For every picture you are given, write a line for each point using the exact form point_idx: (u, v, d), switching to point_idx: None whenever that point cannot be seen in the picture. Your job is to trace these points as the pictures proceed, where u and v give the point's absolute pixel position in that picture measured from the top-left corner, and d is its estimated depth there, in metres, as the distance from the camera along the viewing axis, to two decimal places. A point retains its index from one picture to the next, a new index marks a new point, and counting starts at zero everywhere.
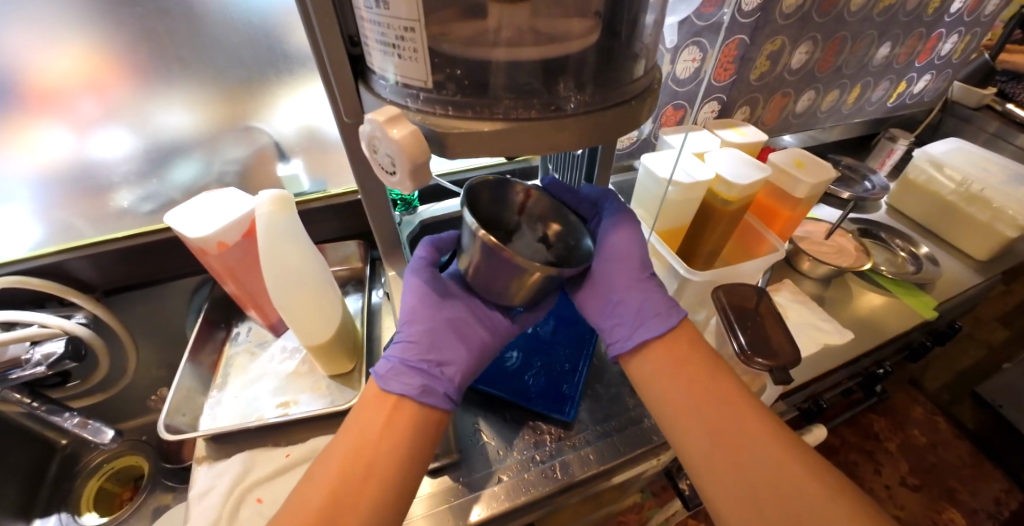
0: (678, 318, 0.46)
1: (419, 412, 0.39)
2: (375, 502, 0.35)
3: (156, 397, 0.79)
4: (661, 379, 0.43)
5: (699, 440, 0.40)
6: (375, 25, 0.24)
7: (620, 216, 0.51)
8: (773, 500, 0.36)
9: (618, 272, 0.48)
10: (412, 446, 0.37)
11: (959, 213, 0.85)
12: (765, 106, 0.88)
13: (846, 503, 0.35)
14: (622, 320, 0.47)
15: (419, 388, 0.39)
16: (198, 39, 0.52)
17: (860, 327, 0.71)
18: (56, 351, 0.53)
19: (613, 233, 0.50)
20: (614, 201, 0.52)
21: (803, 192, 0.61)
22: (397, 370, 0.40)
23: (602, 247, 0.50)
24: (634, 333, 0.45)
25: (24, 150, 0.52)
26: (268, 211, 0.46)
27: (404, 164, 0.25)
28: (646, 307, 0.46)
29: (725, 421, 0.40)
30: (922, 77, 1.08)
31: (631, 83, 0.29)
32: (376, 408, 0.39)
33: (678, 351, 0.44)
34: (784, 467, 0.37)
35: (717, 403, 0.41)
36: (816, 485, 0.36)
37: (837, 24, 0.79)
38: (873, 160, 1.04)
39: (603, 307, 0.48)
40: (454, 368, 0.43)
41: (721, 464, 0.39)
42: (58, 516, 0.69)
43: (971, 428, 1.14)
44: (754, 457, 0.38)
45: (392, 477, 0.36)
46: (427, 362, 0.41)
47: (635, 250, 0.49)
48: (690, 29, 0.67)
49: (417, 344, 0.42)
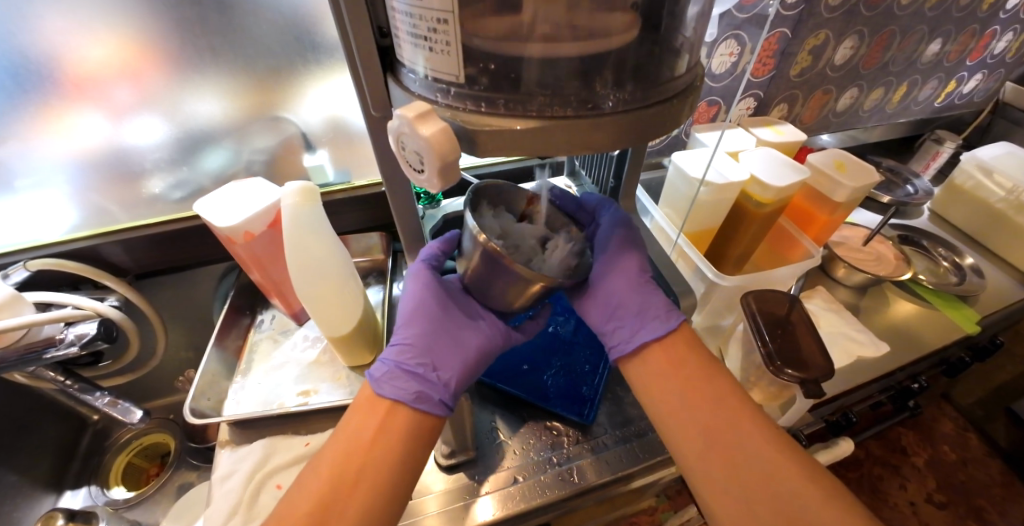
0: (677, 322, 0.44)
1: (414, 418, 0.38)
2: (369, 504, 0.35)
3: (184, 379, 0.81)
4: (659, 381, 0.42)
5: (695, 443, 0.39)
6: (406, 16, 0.23)
7: (620, 219, 0.49)
8: (768, 505, 0.35)
9: (618, 275, 0.46)
10: (406, 451, 0.37)
11: (1008, 222, 0.80)
12: (804, 104, 0.85)
13: (842, 508, 0.34)
14: (622, 321, 0.45)
15: (414, 394, 0.38)
16: (227, 28, 0.52)
17: (894, 339, 0.67)
18: (89, 332, 0.54)
19: (610, 239, 0.48)
20: (611, 205, 0.51)
21: (843, 196, 0.58)
22: (393, 374, 0.40)
23: (601, 255, 0.47)
24: (635, 335, 0.44)
25: (62, 134, 0.53)
26: (293, 202, 0.46)
27: (433, 163, 0.24)
28: (645, 309, 0.44)
29: (722, 422, 0.39)
30: (973, 76, 1.01)
31: (672, 80, 0.28)
32: (370, 412, 0.39)
33: (677, 354, 0.43)
34: (779, 470, 0.36)
35: (713, 406, 0.40)
36: (812, 488, 0.35)
37: (886, 19, 0.75)
38: (916, 162, 0.99)
39: (601, 310, 0.46)
40: (449, 372, 0.41)
41: (719, 470, 0.37)
42: (88, 488, 0.73)
43: (1003, 446, 1.09)
44: (750, 461, 0.37)
45: (384, 477, 0.36)
46: (422, 367, 0.41)
47: (637, 255, 0.47)
48: (729, 22, 0.65)
49: (412, 348, 0.42)
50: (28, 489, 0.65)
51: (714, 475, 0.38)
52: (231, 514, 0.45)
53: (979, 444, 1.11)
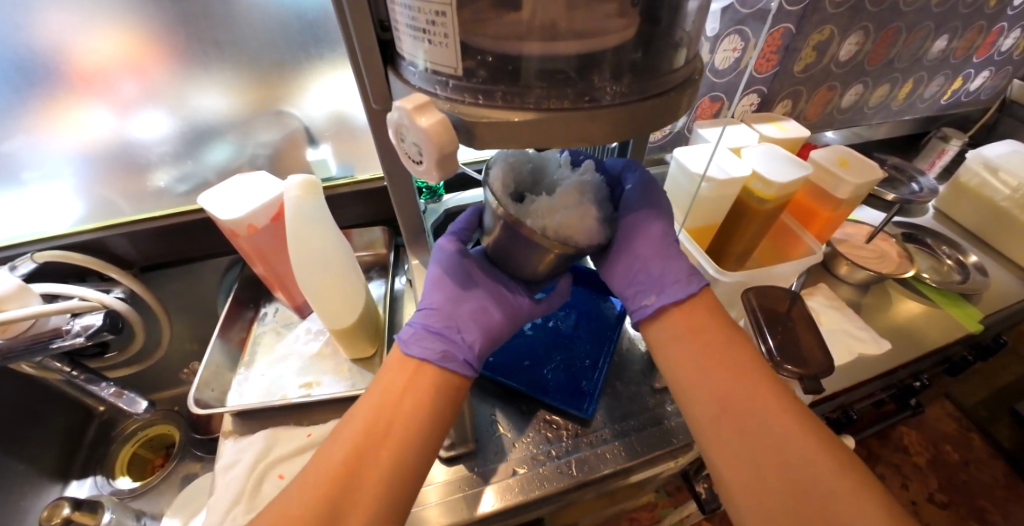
0: (698, 286, 0.44)
1: (441, 386, 0.38)
2: (393, 476, 0.35)
3: (187, 371, 0.82)
4: (676, 345, 0.42)
5: (707, 410, 0.39)
6: (405, 9, 0.23)
7: (643, 183, 0.50)
8: (785, 484, 0.35)
9: (642, 239, 0.46)
10: (431, 423, 0.37)
11: (1014, 221, 0.79)
12: (809, 100, 0.84)
13: (867, 494, 0.33)
14: (643, 286, 0.45)
15: (440, 354, 0.39)
16: (230, 21, 0.52)
17: (896, 337, 0.67)
18: (95, 323, 0.55)
19: (638, 204, 0.48)
20: (637, 170, 0.52)
21: (847, 192, 0.58)
22: (420, 334, 0.40)
23: (625, 217, 0.48)
24: (653, 299, 0.44)
25: (69, 126, 0.54)
26: (296, 195, 0.46)
27: (431, 154, 0.24)
28: (666, 273, 0.45)
29: (738, 393, 0.39)
30: (980, 73, 1.00)
31: (672, 73, 0.27)
32: (395, 379, 0.39)
33: (696, 318, 0.43)
34: (802, 453, 0.35)
35: (734, 384, 0.39)
36: (836, 470, 0.34)
37: (891, 15, 0.74)
38: (922, 160, 0.98)
39: (624, 275, 0.46)
40: (473, 335, 0.42)
41: (731, 437, 0.38)
42: (94, 478, 0.73)
43: (1006, 447, 1.09)
44: (764, 430, 0.37)
45: (409, 452, 0.35)
46: (447, 327, 0.41)
47: (659, 226, 0.47)
48: (732, 17, 0.64)
49: (438, 311, 0.42)
50: (36, 478, 0.67)
51: (731, 451, 0.37)
52: (235, 503, 0.46)
53: (982, 444, 1.11)
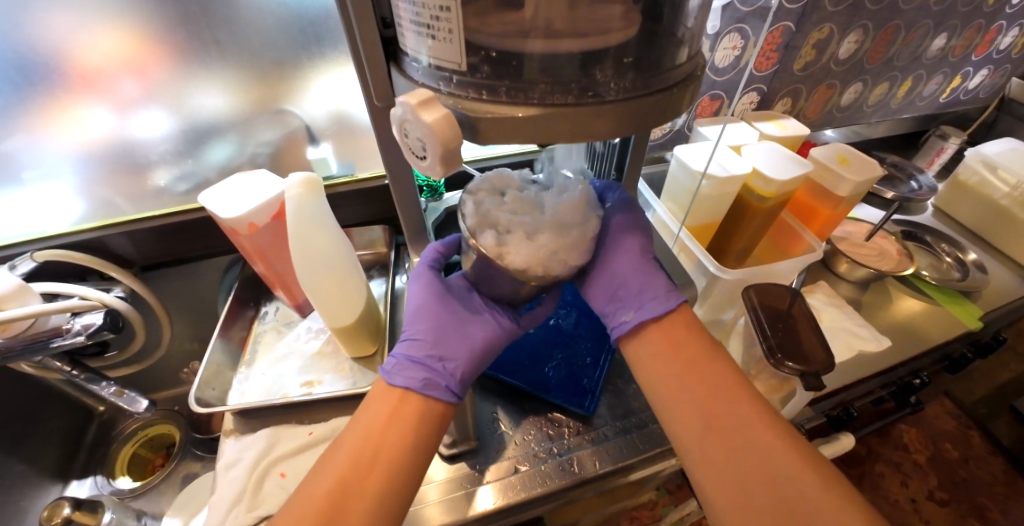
0: (677, 303, 0.44)
1: (425, 405, 0.39)
2: (381, 488, 0.35)
3: (188, 370, 0.82)
4: (659, 361, 0.42)
5: (691, 426, 0.39)
6: (409, 5, 0.23)
7: (625, 200, 0.49)
8: (773, 499, 0.34)
9: (620, 255, 0.47)
10: (418, 437, 0.37)
11: (1013, 219, 0.79)
12: (808, 98, 0.84)
13: (847, 504, 0.33)
14: (623, 302, 0.45)
15: (423, 381, 0.39)
16: (229, 20, 0.52)
17: (896, 335, 0.67)
18: (96, 322, 0.55)
19: (617, 227, 0.48)
20: (617, 187, 0.51)
21: (847, 190, 0.58)
22: (403, 364, 0.41)
23: (605, 236, 0.48)
24: (636, 313, 0.44)
25: (68, 126, 0.54)
26: (297, 193, 0.46)
27: (435, 149, 0.24)
28: (645, 289, 0.45)
29: (720, 408, 0.39)
30: (979, 71, 1.00)
31: (675, 68, 0.27)
32: (381, 402, 0.39)
33: (674, 337, 0.43)
34: (785, 468, 0.35)
35: (720, 399, 0.39)
36: (822, 486, 0.34)
37: (890, 13, 0.74)
38: (921, 158, 0.99)
39: (604, 292, 0.47)
40: (456, 363, 0.42)
41: (716, 455, 0.37)
42: (94, 477, 0.73)
43: (1005, 444, 1.09)
44: (747, 445, 0.37)
45: (399, 465, 0.36)
46: (430, 357, 0.41)
47: (637, 242, 0.47)
48: (733, 15, 0.65)
49: (422, 340, 0.42)
50: (36, 478, 0.67)
51: (715, 467, 0.37)
52: (236, 502, 0.46)
53: (982, 441, 1.11)
